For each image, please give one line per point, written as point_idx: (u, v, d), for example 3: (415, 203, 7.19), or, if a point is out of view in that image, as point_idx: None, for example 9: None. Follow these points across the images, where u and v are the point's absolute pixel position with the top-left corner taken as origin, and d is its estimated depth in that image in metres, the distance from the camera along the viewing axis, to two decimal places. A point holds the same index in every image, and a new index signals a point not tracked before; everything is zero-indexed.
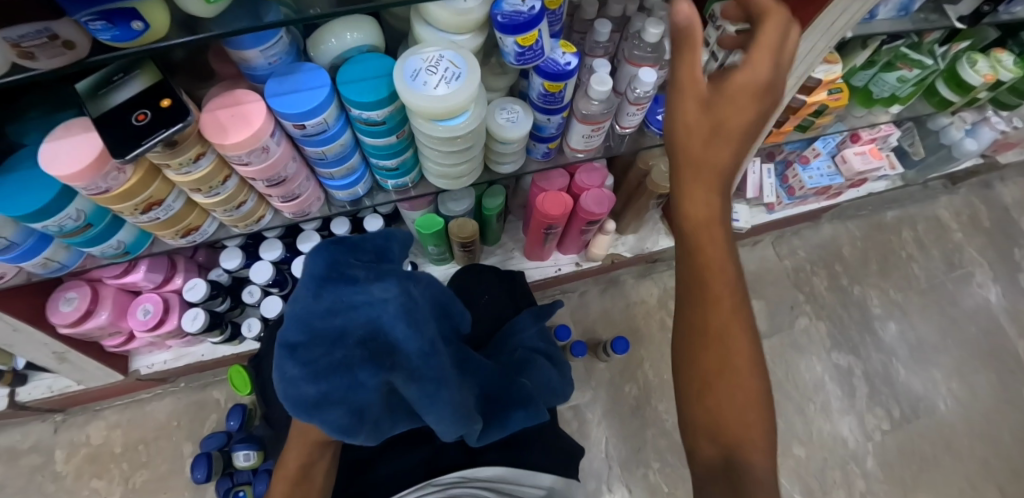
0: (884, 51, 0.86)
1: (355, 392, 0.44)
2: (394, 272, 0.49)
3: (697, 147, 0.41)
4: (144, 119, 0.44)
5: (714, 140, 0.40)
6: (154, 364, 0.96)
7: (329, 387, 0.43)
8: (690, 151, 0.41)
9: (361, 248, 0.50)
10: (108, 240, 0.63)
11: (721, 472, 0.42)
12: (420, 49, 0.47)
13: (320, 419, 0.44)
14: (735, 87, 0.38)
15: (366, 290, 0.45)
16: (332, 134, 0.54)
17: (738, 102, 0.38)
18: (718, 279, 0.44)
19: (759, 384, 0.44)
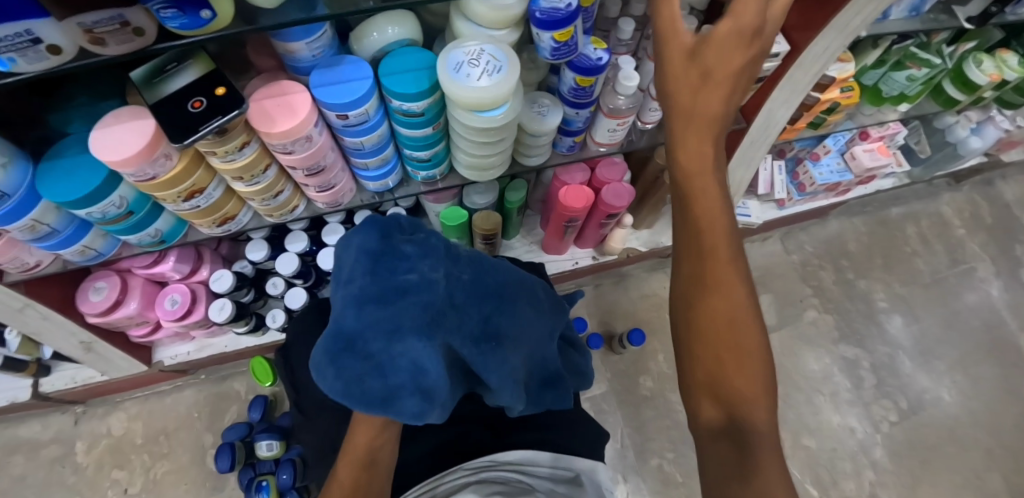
0: (894, 51, 0.88)
1: (421, 381, 0.40)
2: (440, 251, 0.45)
3: (687, 97, 0.42)
4: (201, 106, 0.46)
5: (702, 90, 0.41)
6: (177, 355, 0.97)
7: (397, 381, 0.39)
8: (681, 102, 0.43)
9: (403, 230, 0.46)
10: (146, 228, 0.64)
11: (726, 435, 0.41)
12: (462, 42, 0.49)
13: (395, 412, 0.40)
14: (711, 44, 0.40)
15: (415, 269, 0.42)
16: (371, 124, 0.56)
17: (716, 60, 0.40)
18: (719, 243, 0.44)
19: (762, 352, 0.43)
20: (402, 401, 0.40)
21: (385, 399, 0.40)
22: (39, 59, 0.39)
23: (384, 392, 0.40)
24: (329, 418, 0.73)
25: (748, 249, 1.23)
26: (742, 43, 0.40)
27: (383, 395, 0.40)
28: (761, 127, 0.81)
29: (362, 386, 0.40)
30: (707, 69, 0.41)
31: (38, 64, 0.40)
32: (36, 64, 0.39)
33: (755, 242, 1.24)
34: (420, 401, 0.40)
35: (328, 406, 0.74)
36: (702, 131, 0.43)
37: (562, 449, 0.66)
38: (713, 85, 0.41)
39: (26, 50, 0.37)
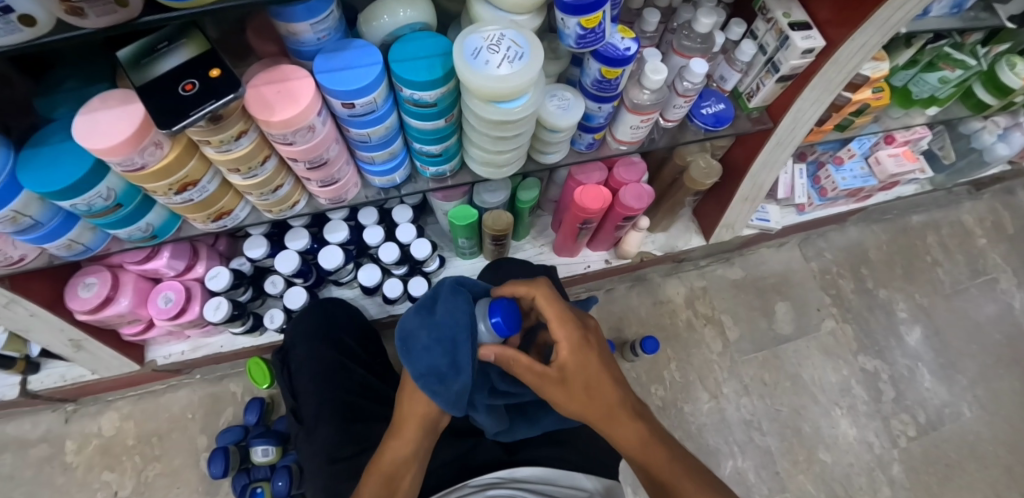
0: (928, 51, 0.83)
1: (452, 355, 0.50)
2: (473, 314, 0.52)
3: (586, 401, 0.49)
4: (192, 90, 0.42)
5: (589, 387, 0.49)
6: (171, 355, 0.93)
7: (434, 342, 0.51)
8: (591, 407, 0.49)
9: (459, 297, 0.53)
10: (136, 222, 0.60)
11: None
12: (481, 27, 0.45)
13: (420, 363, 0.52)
14: (567, 361, 0.49)
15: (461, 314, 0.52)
16: (379, 115, 0.52)
17: (577, 363, 0.49)
18: (656, 456, 0.50)
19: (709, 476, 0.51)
20: (432, 352, 0.51)
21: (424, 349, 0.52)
22: (10, 31, 0.35)
23: (426, 343, 0.52)
24: (327, 429, 0.68)
25: (764, 255, 1.18)
26: (580, 344, 0.49)
27: (422, 346, 0.52)
28: (788, 128, 0.77)
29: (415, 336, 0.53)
30: (582, 381, 0.49)
31: (8, 38, 0.36)
32: (8, 37, 0.35)
33: (771, 247, 1.19)
34: (445, 362, 0.51)
35: (326, 417, 0.69)
36: (618, 418, 0.50)
37: (576, 466, 0.62)
38: (595, 390, 0.49)
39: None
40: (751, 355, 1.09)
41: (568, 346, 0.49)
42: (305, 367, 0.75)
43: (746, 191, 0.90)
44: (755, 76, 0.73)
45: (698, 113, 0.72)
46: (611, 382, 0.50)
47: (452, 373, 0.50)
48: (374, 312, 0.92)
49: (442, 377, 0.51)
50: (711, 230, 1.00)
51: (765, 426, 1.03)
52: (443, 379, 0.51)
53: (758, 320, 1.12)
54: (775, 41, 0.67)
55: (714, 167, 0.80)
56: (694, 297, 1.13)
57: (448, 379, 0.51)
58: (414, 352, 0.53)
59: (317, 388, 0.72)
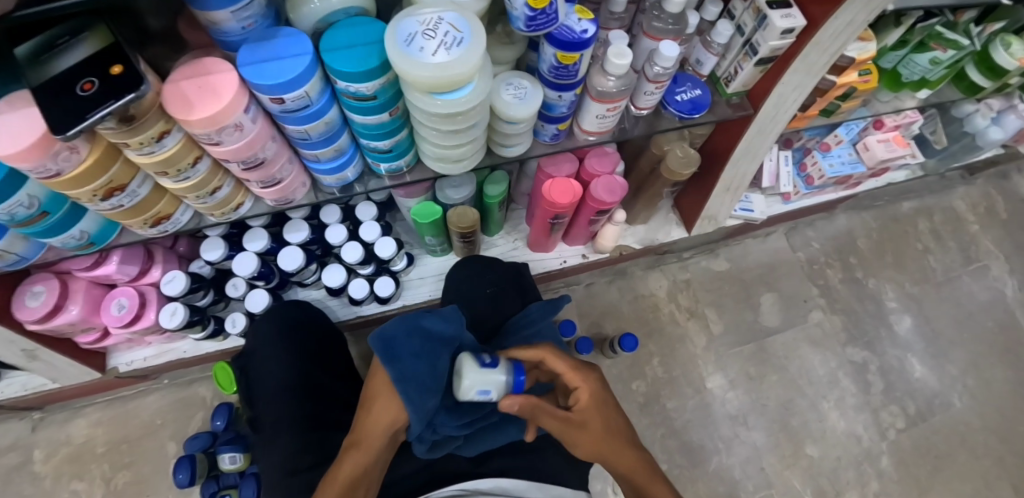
0: (918, 30, 0.79)
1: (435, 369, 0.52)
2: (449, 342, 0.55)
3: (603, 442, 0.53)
4: (90, 88, 0.38)
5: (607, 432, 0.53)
6: (133, 361, 0.90)
7: (423, 352, 0.53)
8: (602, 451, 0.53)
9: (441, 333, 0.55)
10: (69, 230, 0.56)
11: None
12: (417, 9, 0.41)
13: (401, 367, 0.51)
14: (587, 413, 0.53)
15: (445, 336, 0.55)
16: (316, 110, 0.48)
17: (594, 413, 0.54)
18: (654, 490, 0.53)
19: None
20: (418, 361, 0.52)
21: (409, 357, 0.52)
22: None
23: (415, 351, 0.52)
24: (287, 438, 0.65)
25: (750, 246, 1.15)
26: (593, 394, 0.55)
27: (408, 354, 0.52)
28: (770, 114, 0.73)
29: (401, 343, 0.53)
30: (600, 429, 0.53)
31: None
32: None
33: (757, 238, 1.15)
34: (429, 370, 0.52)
35: (286, 425, 0.67)
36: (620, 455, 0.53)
37: (544, 475, 0.59)
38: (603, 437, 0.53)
39: None
40: (736, 348, 1.06)
41: (586, 392, 0.54)
42: (272, 376, 0.71)
43: (728, 180, 0.86)
44: (732, 59, 0.69)
45: (672, 99, 0.68)
46: (618, 425, 0.55)
47: (435, 388, 0.51)
48: (342, 313, 0.88)
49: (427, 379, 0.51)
50: (692, 221, 0.96)
51: (751, 421, 1.00)
52: (424, 391, 0.50)
53: (743, 312, 1.09)
54: (753, 20, 0.62)
55: (692, 156, 0.76)
56: (677, 291, 1.10)
57: (429, 393, 0.51)
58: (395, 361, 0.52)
59: (283, 398, 0.69)
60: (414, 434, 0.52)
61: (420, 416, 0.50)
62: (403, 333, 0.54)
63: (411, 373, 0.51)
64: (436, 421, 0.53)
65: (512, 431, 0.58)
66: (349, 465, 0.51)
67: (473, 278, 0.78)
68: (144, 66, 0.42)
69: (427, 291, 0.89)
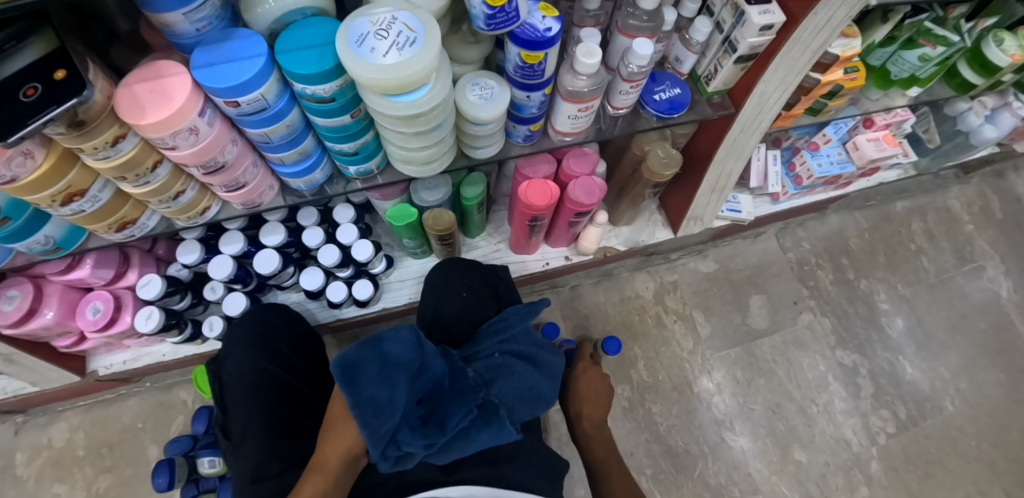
0: (906, 26, 0.77)
1: (392, 399, 0.51)
2: (410, 365, 0.53)
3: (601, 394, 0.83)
4: (33, 94, 0.37)
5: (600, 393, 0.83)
6: (113, 364, 0.89)
7: (383, 377, 0.52)
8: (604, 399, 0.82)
9: (404, 360, 0.53)
10: (34, 235, 0.56)
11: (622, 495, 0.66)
12: (370, 9, 0.40)
13: (359, 394, 0.51)
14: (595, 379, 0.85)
15: (410, 362, 0.53)
16: (275, 112, 0.47)
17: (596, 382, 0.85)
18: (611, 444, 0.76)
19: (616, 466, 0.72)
20: (375, 389, 0.51)
21: (368, 382, 0.51)
22: None
23: (374, 376, 0.52)
24: (257, 445, 0.65)
25: (739, 247, 1.14)
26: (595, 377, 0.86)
27: (367, 378, 0.51)
28: (752, 113, 0.71)
29: (362, 369, 0.52)
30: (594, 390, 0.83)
31: None
32: None
33: (747, 238, 1.14)
34: (386, 397, 0.51)
35: (257, 430, 0.66)
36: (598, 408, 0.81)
37: (516, 483, 0.57)
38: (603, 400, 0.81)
39: None
40: (723, 352, 1.04)
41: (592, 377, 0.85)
42: (243, 384, 0.70)
43: (712, 181, 0.85)
44: (712, 57, 0.67)
45: (650, 98, 0.67)
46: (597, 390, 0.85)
47: (390, 409, 0.51)
48: (322, 316, 0.87)
49: (383, 410, 0.50)
50: (678, 222, 0.95)
51: (737, 426, 0.99)
52: (379, 413, 0.50)
53: (731, 315, 1.08)
54: (731, 17, 0.61)
55: (673, 156, 0.75)
56: (664, 292, 1.08)
57: (384, 415, 0.50)
58: (357, 383, 0.51)
59: (255, 402, 0.68)
60: (376, 455, 0.51)
61: (376, 440, 0.50)
62: (366, 354, 0.53)
63: (367, 402, 0.50)
64: (399, 436, 0.53)
65: (482, 435, 0.56)
66: (309, 489, 0.53)
67: (449, 282, 0.77)
68: (93, 71, 0.41)
69: (407, 293, 0.89)
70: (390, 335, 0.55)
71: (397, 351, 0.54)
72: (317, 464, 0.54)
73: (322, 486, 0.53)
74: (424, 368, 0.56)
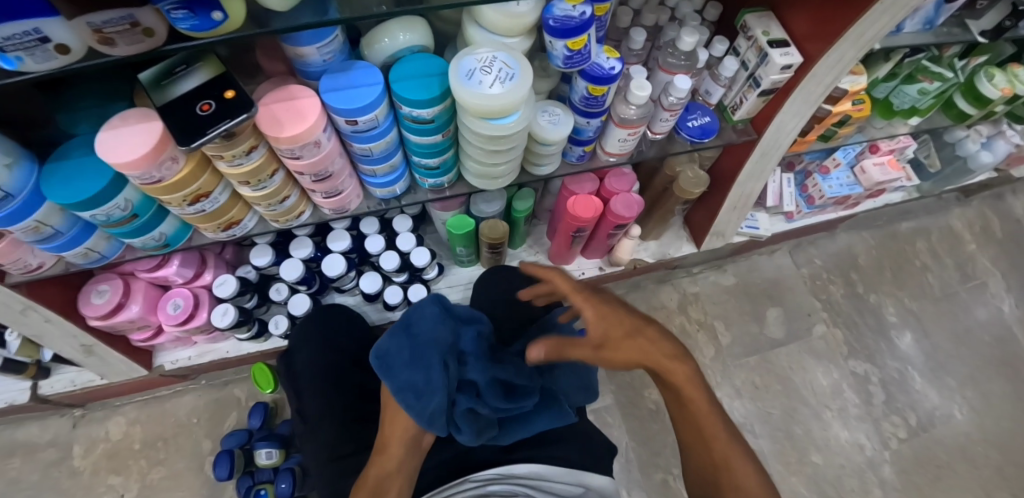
0: (906, 63, 0.87)
1: (427, 379, 0.59)
2: (441, 348, 0.62)
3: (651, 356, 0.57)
4: (208, 110, 0.45)
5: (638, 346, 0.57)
6: (178, 360, 0.96)
7: (417, 361, 0.61)
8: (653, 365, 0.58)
9: (435, 344, 0.63)
10: (151, 231, 0.64)
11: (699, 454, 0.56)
12: (474, 49, 0.49)
13: (396, 379, 0.60)
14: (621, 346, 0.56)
15: (439, 344, 0.63)
16: (380, 131, 0.55)
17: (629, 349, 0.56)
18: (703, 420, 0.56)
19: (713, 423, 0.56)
20: (412, 371, 0.60)
21: (403, 366, 0.61)
22: (47, 58, 0.38)
23: (408, 362, 0.61)
24: (332, 428, 0.72)
25: (756, 262, 1.22)
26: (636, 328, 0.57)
27: (403, 363, 0.61)
28: (773, 138, 0.80)
29: (396, 356, 0.62)
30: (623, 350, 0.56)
31: (47, 64, 0.39)
32: (45, 64, 0.39)
33: (763, 254, 1.22)
34: (423, 378, 0.59)
35: (329, 417, 0.73)
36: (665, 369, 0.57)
37: (570, 463, 0.63)
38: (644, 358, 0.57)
39: (33, 48, 0.37)
40: (742, 359, 1.11)
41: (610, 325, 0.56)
42: (310, 375, 0.78)
43: (734, 199, 0.93)
44: (738, 90, 0.77)
45: (684, 126, 0.76)
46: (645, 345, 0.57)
47: (429, 389, 0.58)
48: (375, 318, 0.95)
49: (419, 389, 0.58)
50: (701, 238, 1.03)
51: (756, 429, 1.05)
52: (420, 395, 0.58)
53: (749, 325, 1.15)
54: (756, 57, 0.70)
55: (702, 177, 0.83)
56: (687, 303, 1.16)
57: (424, 395, 0.58)
58: (393, 368, 0.61)
59: (325, 391, 0.76)
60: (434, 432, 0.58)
61: (426, 417, 0.57)
62: (399, 342, 0.64)
63: (406, 385, 0.59)
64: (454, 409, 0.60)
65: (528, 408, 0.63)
66: (376, 467, 0.58)
67: (499, 284, 0.86)
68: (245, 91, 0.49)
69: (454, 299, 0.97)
70: (421, 322, 0.66)
71: (428, 334, 0.64)
72: (385, 445, 0.60)
73: (396, 462, 0.58)
74: (455, 349, 0.64)
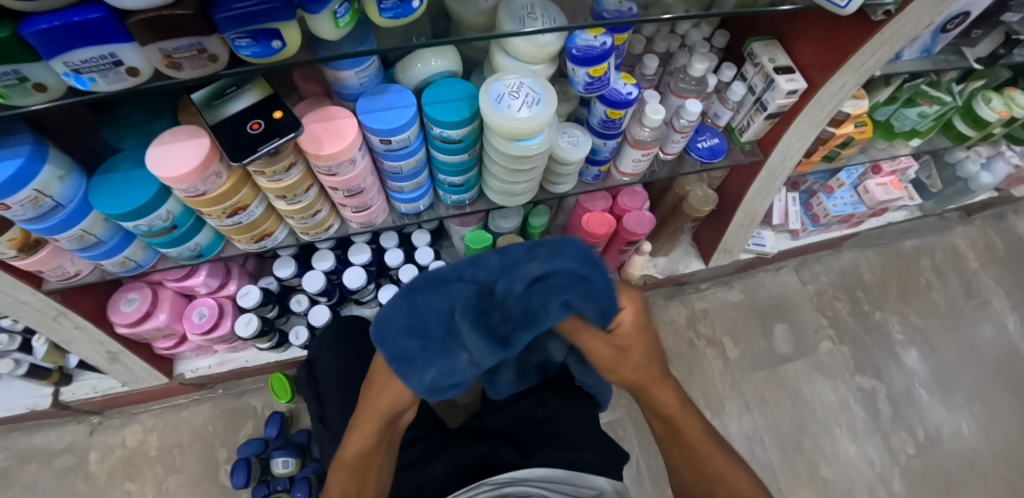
0: (906, 88, 0.91)
1: (422, 346, 0.55)
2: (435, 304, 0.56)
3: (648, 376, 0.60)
4: (258, 129, 0.49)
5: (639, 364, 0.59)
6: (198, 368, 0.98)
7: (409, 327, 0.56)
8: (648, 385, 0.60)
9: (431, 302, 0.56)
10: (188, 241, 0.67)
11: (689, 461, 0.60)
12: (503, 75, 0.53)
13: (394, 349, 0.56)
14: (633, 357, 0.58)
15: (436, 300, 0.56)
16: (411, 150, 0.59)
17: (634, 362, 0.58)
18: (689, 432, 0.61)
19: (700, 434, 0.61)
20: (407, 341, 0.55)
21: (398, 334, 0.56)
22: (118, 79, 0.42)
23: (403, 327, 0.56)
24: None
25: (762, 279, 1.24)
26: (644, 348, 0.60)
27: (399, 329, 0.56)
28: (779, 160, 0.83)
29: (394, 323, 0.57)
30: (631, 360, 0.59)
31: (117, 84, 0.43)
32: (116, 84, 0.43)
33: (769, 271, 1.25)
34: (414, 341, 0.55)
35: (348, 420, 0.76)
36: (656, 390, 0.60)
37: (587, 468, 0.65)
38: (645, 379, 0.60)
39: (107, 70, 0.41)
40: (751, 373, 1.13)
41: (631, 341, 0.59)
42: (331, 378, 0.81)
43: (741, 217, 0.96)
44: (745, 113, 0.80)
45: (695, 147, 0.79)
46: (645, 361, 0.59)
47: (419, 358, 0.54)
48: None
49: (411, 356, 0.55)
50: (710, 254, 1.06)
51: (765, 442, 1.07)
52: (411, 364, 0.55)
53: (757, 341, 1.17)
54: (762, 82, 0.74)
55: (711, 196, 0.86)
56: (696, 319, 1.18)
57: (417, 362, 0.54)
58: (389, 337, 0.57)
59: (344, 395, 0.79)
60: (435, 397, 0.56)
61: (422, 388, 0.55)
62: (400, 310, 0.58)
63: (398, 353, 0.55)
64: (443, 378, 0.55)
65: None
66: (353, 447, 0.59)
67: None
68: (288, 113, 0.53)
69: None
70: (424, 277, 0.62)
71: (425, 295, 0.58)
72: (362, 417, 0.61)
73: (368, 444, 0.59)
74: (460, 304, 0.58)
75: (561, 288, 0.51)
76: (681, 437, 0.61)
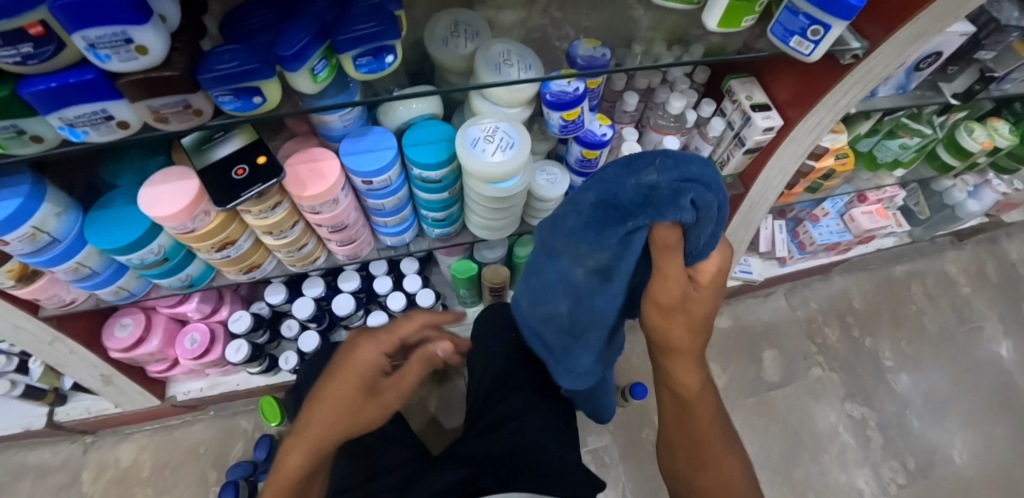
0: (886, 121, 0.92)
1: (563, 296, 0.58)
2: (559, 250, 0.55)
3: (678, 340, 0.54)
4: (243, 173, 0.51)
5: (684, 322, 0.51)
6: (190, 391, 1.00)
7: (549, 285, 0.58)
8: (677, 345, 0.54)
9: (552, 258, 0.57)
10: (179, 272, 0.69)
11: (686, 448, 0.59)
12: (479, 119, 0.55)
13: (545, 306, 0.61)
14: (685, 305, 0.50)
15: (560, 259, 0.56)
16: (393, 188, 0.61)
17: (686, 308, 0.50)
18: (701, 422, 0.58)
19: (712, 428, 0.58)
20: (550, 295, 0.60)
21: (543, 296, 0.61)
22: (110, 132, 0.45)
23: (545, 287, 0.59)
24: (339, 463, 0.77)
25: (752, 305, 1.25)
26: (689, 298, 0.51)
27: (547, 295, 0.61)
28: (760, 192, 0.85)
29: (540, 285, 0.61)
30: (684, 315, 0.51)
31: (109, 136, 0.45)
32: (108, 136, 0.45)
33: (758, 297, 1.26)
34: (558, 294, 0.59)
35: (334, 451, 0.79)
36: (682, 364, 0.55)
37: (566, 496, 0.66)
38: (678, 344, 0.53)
39: (99, 124, 0.43)
40: (741, 400, 1.14)
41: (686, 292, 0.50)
42: None
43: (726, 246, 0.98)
44: (724, 147, 0.82)
45: None
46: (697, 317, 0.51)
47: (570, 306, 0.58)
48: None
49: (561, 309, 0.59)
50: None
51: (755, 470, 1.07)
52: (560, 311, 0.60)
53: (746, 366, 1.18)
54: (740, 119, 0.76)
55: None
56: None
57: (562, 309, 0.59)
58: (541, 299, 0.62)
59: None
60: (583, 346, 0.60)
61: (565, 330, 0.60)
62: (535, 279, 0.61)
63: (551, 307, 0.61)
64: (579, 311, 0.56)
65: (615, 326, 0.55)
66: (292, 461, 0.53)
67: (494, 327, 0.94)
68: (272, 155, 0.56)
69: None
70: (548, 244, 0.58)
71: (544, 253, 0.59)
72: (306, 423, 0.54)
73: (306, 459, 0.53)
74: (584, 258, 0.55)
75: (694, 192, 0.44)
76: (693, 422, 0.58)
